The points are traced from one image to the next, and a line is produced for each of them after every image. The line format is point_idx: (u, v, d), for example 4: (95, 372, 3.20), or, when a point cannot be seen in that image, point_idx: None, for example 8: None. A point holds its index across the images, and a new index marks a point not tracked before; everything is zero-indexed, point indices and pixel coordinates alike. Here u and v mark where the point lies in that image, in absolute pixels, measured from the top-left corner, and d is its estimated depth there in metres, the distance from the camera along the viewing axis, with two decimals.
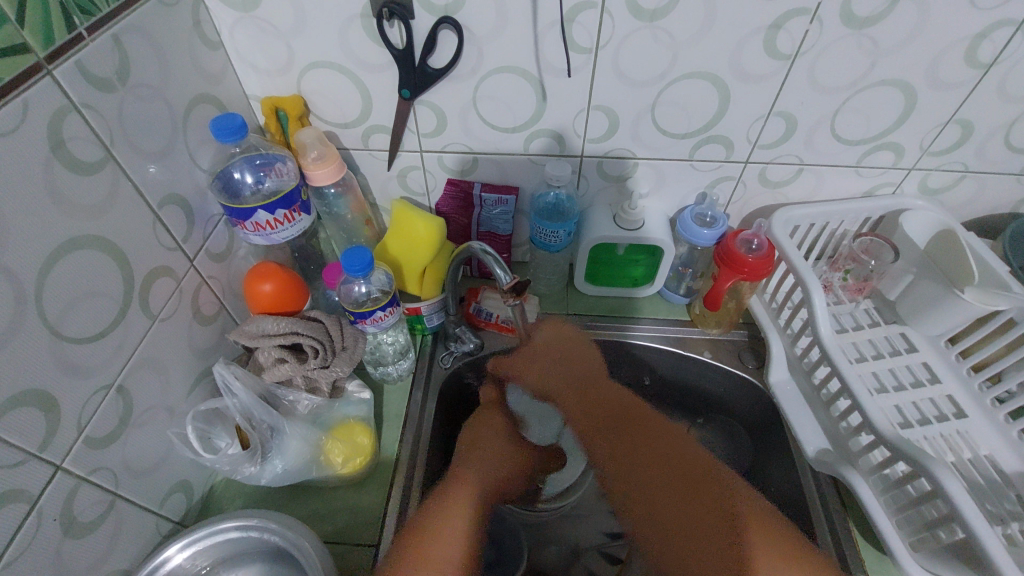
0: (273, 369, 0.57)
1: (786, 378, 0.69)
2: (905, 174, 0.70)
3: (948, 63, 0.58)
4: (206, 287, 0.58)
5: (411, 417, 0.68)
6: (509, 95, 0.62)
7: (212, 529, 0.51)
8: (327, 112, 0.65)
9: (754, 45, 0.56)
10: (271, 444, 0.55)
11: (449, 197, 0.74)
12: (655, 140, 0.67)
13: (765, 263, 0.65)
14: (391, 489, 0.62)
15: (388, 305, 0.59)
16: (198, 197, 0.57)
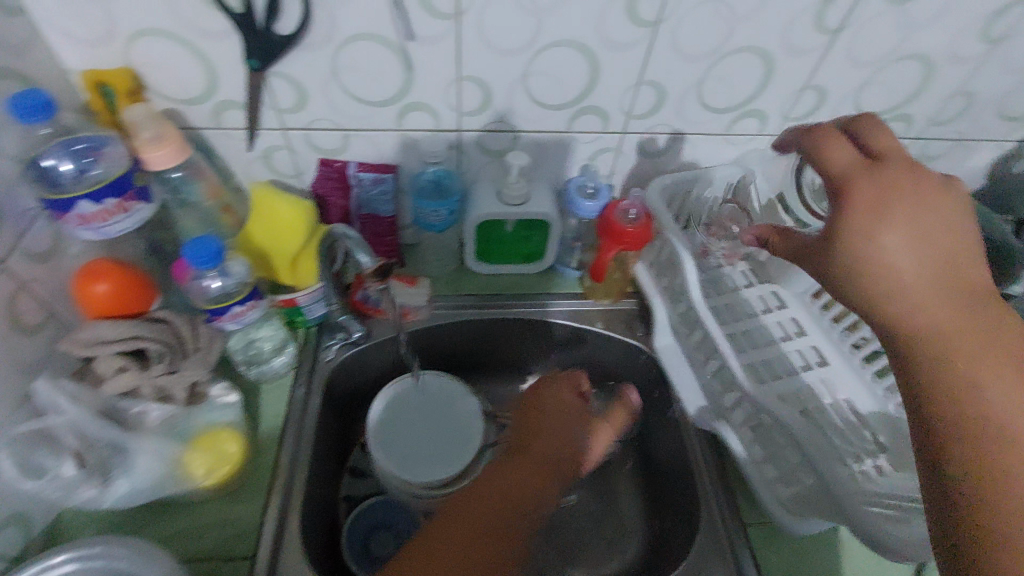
0: (113, 378, 0.51)
1: (671, 343, 0.72)
2: (771, 140, 0.73)
3: (799, 30, 0.60)
4: (24, 292, 0.51)
5: (292, 416, 0.64)
6: (372, 65, 0.58)
7: (42, 566, 0.45)
8: (167, 87, 0.58)
9: (618, 10, 0.56)
10: (114, 462, 0.50)
11: (323, 178, 0.69)
12: (532, 112, 0.65)
13: (643, 232, 0.67)
14: (270, 494, 0.58)
15: (247, 299, 0.55)
16: (3, 188, 0.49)
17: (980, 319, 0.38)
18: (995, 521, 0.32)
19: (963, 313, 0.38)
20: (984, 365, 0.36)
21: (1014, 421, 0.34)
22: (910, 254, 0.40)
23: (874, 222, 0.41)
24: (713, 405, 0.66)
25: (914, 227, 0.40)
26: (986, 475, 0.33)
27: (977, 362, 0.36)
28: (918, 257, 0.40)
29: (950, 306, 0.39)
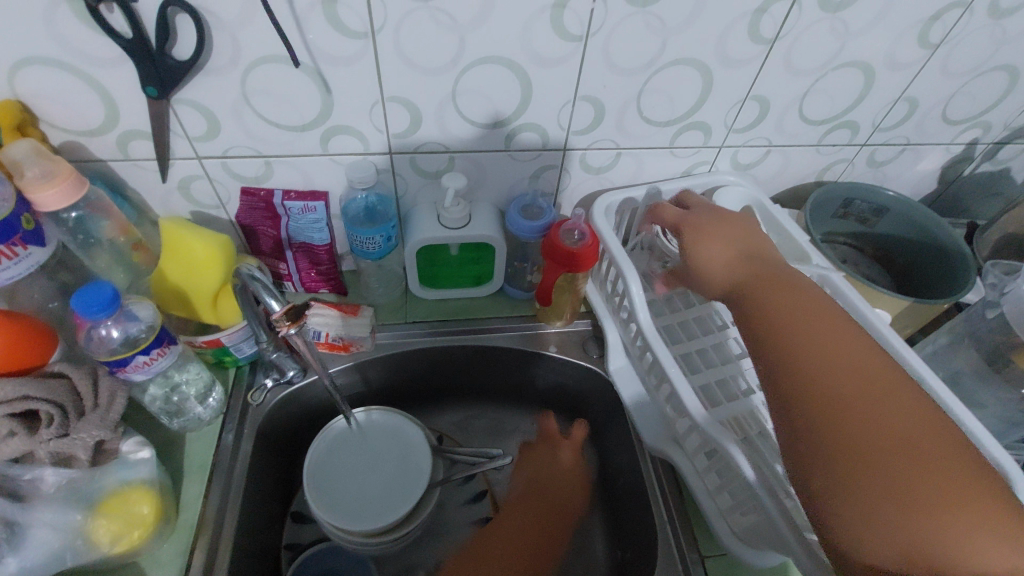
0: (2, 445, 0.46)
1: (624, 365, 0.69)
2: (717, 152, 0.71)
3: (734, 40, 0.58)
4: None
5: (219, 466, 0.59)
6: (286, 89, 0.54)
7: None
8: (62, 119, 0.53)
9: (543, 25, 0.53)
10: (5, 540, 0.44)
11: (248, 208, 0.65)
12: (465, 132, 0.62)
13: (589, 252, 0.63)
14: (192, 554, 0.54)
15: (152, 347, 0.50)
16: None
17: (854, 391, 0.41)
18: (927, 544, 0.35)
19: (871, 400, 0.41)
20: (840, 371, 0.43)
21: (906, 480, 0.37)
22: (728, 270, 0.55)
23: (696, 238, 0.58)
24: (667, 430, 0.63)
25: (726, 239, 0.57)
26: (853, 447, 0.39)
27: (845, 391, 0.41)
28: (728, 270, 0.55)
29: (790, 315, 0.48)
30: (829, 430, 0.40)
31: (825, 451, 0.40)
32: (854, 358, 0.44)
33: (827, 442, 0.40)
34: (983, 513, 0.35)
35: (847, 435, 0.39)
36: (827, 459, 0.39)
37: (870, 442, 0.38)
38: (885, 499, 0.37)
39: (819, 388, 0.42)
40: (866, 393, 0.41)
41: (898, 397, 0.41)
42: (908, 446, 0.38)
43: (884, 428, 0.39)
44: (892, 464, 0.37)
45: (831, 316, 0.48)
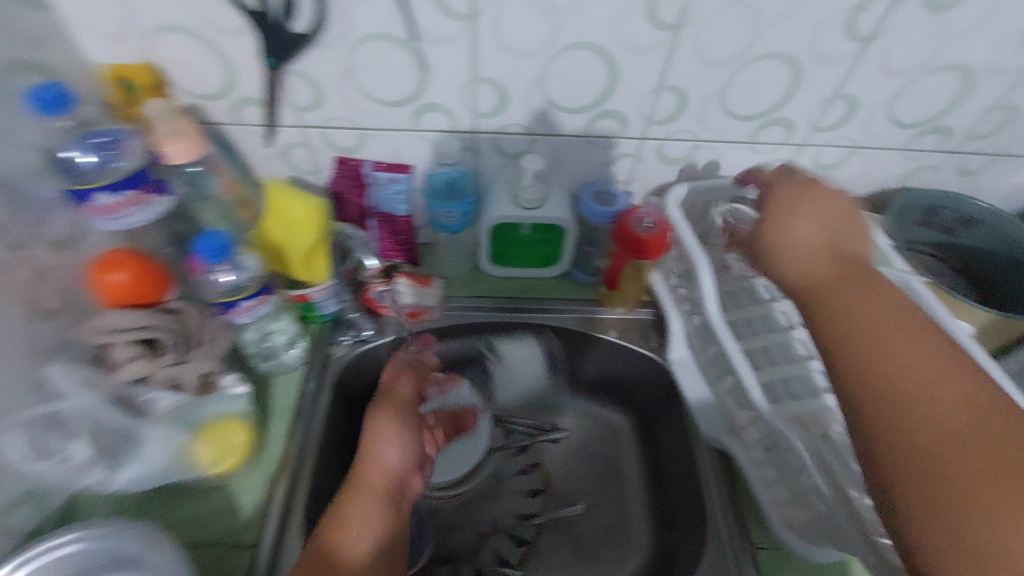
0: (126, 367, 0.51)
1: (685, 355, 0.70)
2: (798, 150, 0.70)
3: (828, 36, 0.57)
4: (43, 279, 0.52)
5: (302, 410, 0.65)
6: (387, 65, 0.58)
7: (49, 546, 0.46)
8: (188, 83, 0.59)
9: (637, 14, 0.54)
10: (125, 448, 0.51)
11: (340, 175, 0.69)
12: (547, 115, 0.64)
13: (658, 241, 0.65)
14: (275, 484, 0.59)
15: (256, 294, 0.56)
16: (25, 177, 0.50)
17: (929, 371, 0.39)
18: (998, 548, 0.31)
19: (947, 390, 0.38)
20: (900, 352, 0.41)
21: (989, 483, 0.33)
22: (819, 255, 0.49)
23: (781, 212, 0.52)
24: (725, 422, 0.64)
25: (816, 219, 0.51)
26: (887, 436, 0.38)
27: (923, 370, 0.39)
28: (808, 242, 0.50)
29: (854, 301, 0.45)
30: (877, 418, 0.39)
31: (868, 436, 0.39)
32: (923, 344, 0.41)
33: (873, 433, 0.39)
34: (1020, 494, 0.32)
35: (894, 423, 0.38)
36: (879, 450, 0.38)
37: (908, 433, 0.37)
38: (946, 498, 0.34)
39: (869, 377, 0.41)
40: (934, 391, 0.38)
41: (973, 396, 0.37)
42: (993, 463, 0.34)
43: (951, 433, 0.36)
44: (936, 447, 0.36)
45: (906, 309, 0.44)
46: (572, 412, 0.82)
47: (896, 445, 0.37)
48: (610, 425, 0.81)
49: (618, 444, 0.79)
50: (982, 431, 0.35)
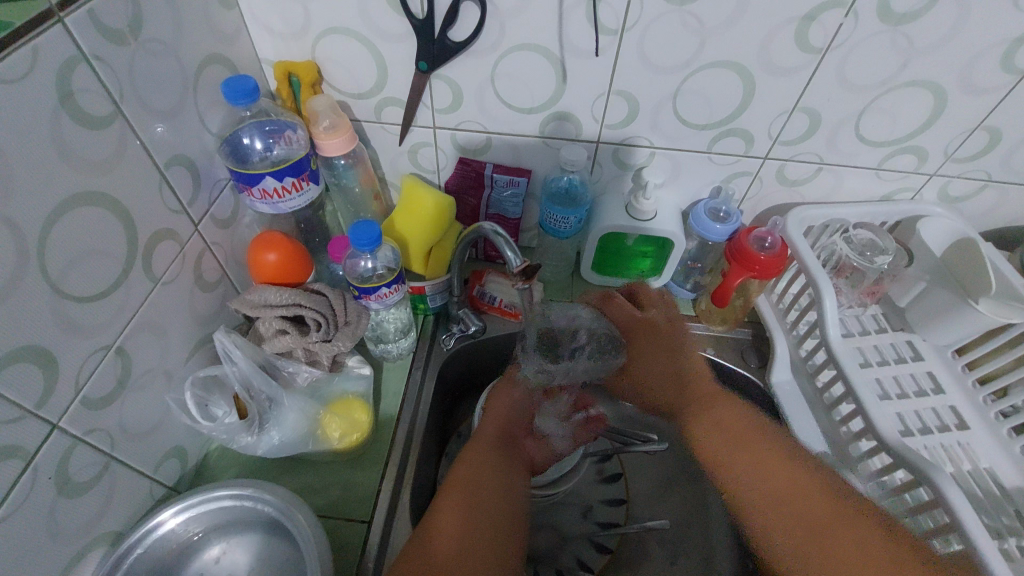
0: (273, 340, 0.57)
1: (789, 379, 0.69)
2: (926, 180, 0.69)
3: (983, 68, 0.56)
4: (209, 252, 0.57)
5: (409, 396, 0.68)
6: (528, 74, 0.61)
7: (206, 496, 0.51)
8: (342, 81, 0.63)
9: (786, 36, 0.55)
10: (269, 415, 0.55)
11: (459, 176, 0.72)
12: (674, 131, 0.65)
13: (777, 261, 0.65)
14: (386, 465, 0.62)
15: (393, 282, 0.59)
16: (205, 160, 0.55)
17: (776, 481, 0.55)
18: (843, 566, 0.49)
19: (750, 473, 0.57)
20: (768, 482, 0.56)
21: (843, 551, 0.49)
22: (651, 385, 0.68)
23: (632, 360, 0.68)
24: (832, 451, 0.62)
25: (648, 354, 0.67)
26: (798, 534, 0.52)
27: (773, 483, 0.55)
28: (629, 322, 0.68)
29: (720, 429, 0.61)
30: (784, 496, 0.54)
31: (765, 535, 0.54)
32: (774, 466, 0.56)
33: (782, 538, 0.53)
34: (834, 508, 0.52)
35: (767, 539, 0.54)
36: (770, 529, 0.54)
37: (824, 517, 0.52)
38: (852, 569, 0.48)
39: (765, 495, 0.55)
40: (833, 517, 0.51)
41: (781, 462, 0.56)
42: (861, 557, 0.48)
43: (851, 560, 0.49)
44: (815, 517, 0.52)
45: (840, 500, 0.52)
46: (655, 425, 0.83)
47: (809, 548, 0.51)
48: None
49: None
50: (844, 523, 0.51)
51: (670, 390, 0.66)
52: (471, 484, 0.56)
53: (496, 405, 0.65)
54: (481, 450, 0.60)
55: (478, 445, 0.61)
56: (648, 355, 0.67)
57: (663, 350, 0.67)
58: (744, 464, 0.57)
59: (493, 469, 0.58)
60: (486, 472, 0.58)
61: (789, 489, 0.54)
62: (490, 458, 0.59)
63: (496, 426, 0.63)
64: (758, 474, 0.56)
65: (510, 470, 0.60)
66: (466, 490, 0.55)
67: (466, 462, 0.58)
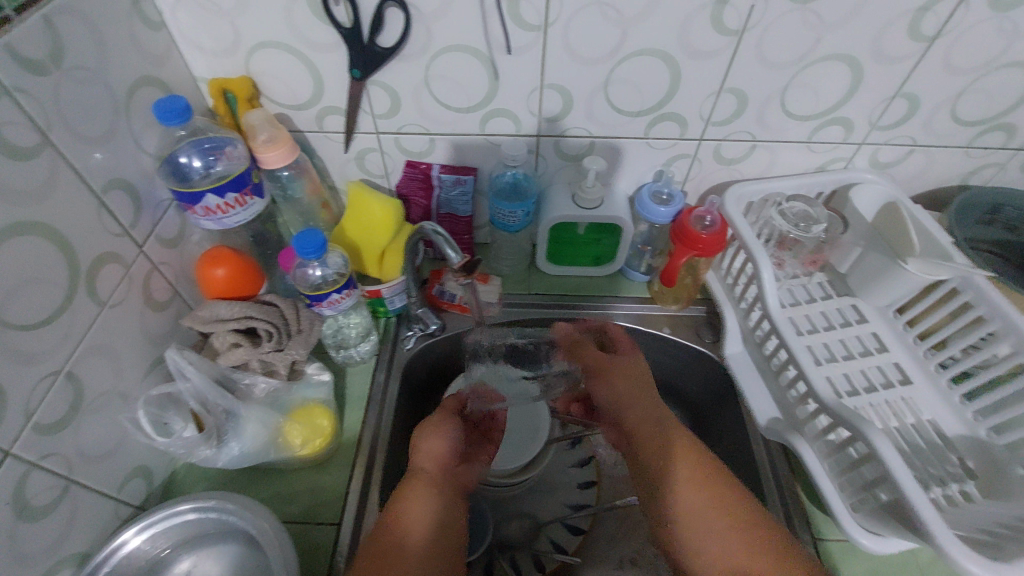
0: (228, 353, 0.58)
1: (741, 350, 0.71)
2: (856, 148, 0.71)
3: (892, 37, 0.58)
4: (157, 272, 0.58)
5: (374, 398, 0.69)
6: (460, 73, 0.62)
7: (168, 512, 0.52)
8: (279, 94, 0.64)
9: (702, 20, 0.57)
10: (227, 427, 0.57)
11: (408, 179, 0.74)
12: (609, 119, 0.67)
13: (718, 239, 0.67)
14: (353, 468, 0.63)
15: (344, 287, 0.60)
16: (145, 182, 0.56)
17: (693, 497, 0.54)
18: (684, 554, 0.54)
19: (695, 496, 0.54)
20: (733, 538, 0.52)
21: (689, 531, 0.54)
22: (637, 420, 0.59)
23: (592, 377, 0.63)
24: (782, 414, 0.65)
25: (631, 395, 0.61)
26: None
27: (698, 500, 0.54)
28: (637, 362, 0.63)
29: (724, 517, 0.53)
30: (715, 503, 0.54)
31: (666, 525, 0.56)
32: (732, 511, 0.53)
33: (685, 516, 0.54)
34: (718, 512, 0.53)
35: (676, 537, 0.55)
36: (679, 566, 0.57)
37: (706, 494, 0.54)
38: (725, 530, 0.52)
39: (692, 526, 0.54)
40: (698, 508, 0.54)
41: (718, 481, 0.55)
42: (715, 524, 0.53)
43: (716, 559, 0.52)
44: (719, 523, 0.53)
45: (735, 501, 0.54)
46: None
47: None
48: None
49: None
50: (722, 502, 0.54)
51: (636, 422, 0.59)
52: (404, 554, 0.50)
53: (430, 432, 0.59)
54: (426, 495, 0.55)
55: (417, 488, 0.55)
56: (631, 385, 0.61)
57: (636, 390, 0.61)
58: (680, 460, 0.56)
59: (431, 510, 0.54)
60: (420, 518, 0.53)
61: (652, 476, 0.57)
62: (430, 508, 0.54)
63: (438, 460, 0.57)
64: (682, 488, 0.55)
65: (449, 508, 0.56)
66: (402, 540, 0.51)
67: (406, 514, 0.53)
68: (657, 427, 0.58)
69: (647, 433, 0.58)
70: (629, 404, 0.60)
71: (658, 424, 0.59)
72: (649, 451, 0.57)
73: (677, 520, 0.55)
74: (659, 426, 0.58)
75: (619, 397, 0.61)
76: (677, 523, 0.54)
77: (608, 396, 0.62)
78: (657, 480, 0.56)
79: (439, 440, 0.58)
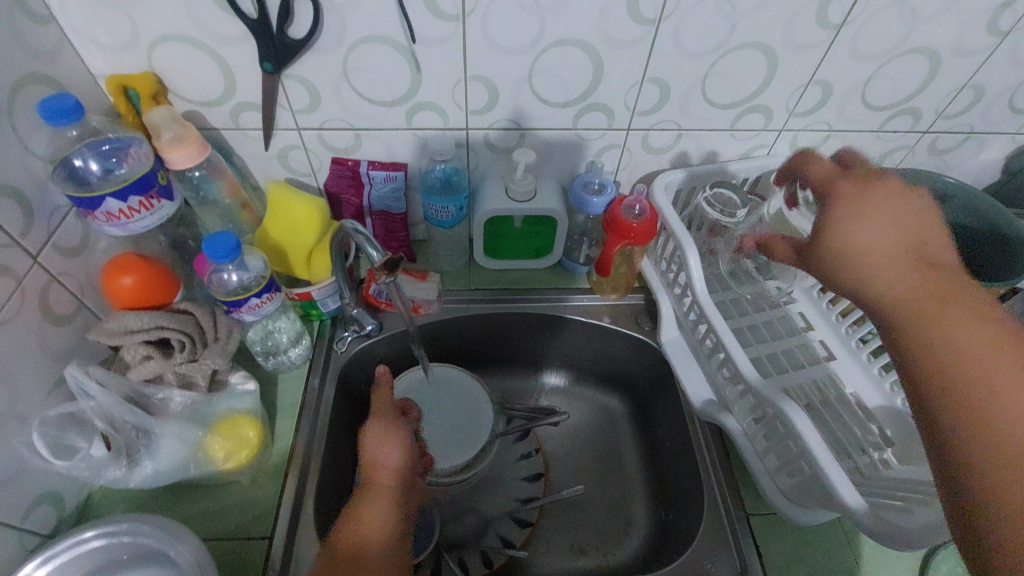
0: (139, 366, 0.55)
1: (676, 336, 0.72)
2: (777, 135, 0.73)
3: (803, 24, 0.60)
4: (57, 284, 0.54)
5: (308, 405, 0.66)
6: (380, 65, 0.60)
7: (74, 540, 0.48)
8: (188, 90, 0.61)
9: (618, 10, 0.57)
10: (140, 445, 0.54)
11: (336, 176, 0.72)
12: (537, 109, 0.66)
13: (648, 226, 0.68)
14: (285, 478, 0.61)
15: (264, 292, 0.58)
16: (36, 187, 0.52)
17: (957, 322, 0.37)
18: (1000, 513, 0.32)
19: (1001, 360, 0.35)
20: (975, 349, 0.35)
21: (998, 413, 0.33)
22: (882, 237, 0.40)
23: (842, 204, 0.43)
24: (715, 396, 0.67)
25: (885, 220, 0.41)
26: (976, 421, 0.34)
27: (962, 338, 0.36)
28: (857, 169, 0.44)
29: (961, 322, 0.37)
30: (919, 293, 0.38)
31: (944, 432, 0.35)
32: (985, 326, 0.36)
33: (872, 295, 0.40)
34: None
35: (996, 447, 0.33)
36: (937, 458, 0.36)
37: (981, 338, 0.36)
38: (1021, 488, 0.32)
39: (955, 367, 0.35)
40: (978, 351, 0.35)
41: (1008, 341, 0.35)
42: (1010, 409, 0.33)
43: (1016, 416, 0.33)
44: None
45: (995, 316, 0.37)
46: (566, 398, 0.85)
47: (1022, 484, 0.31)
48: (606, 412, 0.84)
49: (616, 429, 0.83)
50: (1020, 364, 0.34)
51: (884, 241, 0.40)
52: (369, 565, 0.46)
53: (384, 434, 0.56)
54: (381, 500, 0.52)
55: (373, 495, 0.52)
56: (867, 201, 0.42)
57: (903, 216, 0.41)
58: (946, 302, 0.37)
59: (393, 514, 0.51)
60: (382, 524, 0.50)
61: (953, 366, 0.35)
62: (390, 513, 0.51)
63: (395, 461, 0.55)
64: (951, 334, 0.36)
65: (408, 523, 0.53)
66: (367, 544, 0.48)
67: (364, 520, 0.50)
68: (912, 259, 0.39)
69: (935, 282, 0.39)
70: (865, 251, 0.41)
71: (919, 256, 0.40)
72: (929, 288, 0.38)
73: (949, 395, 0.35)
74: (939, 265, 0.39)
75: (835, 223, 0.42)
76: (934, 374, 0.36)
77: (869, 242, 0.40)
78: (932, 335, 0.37)
79: (393, 443, 0.56)
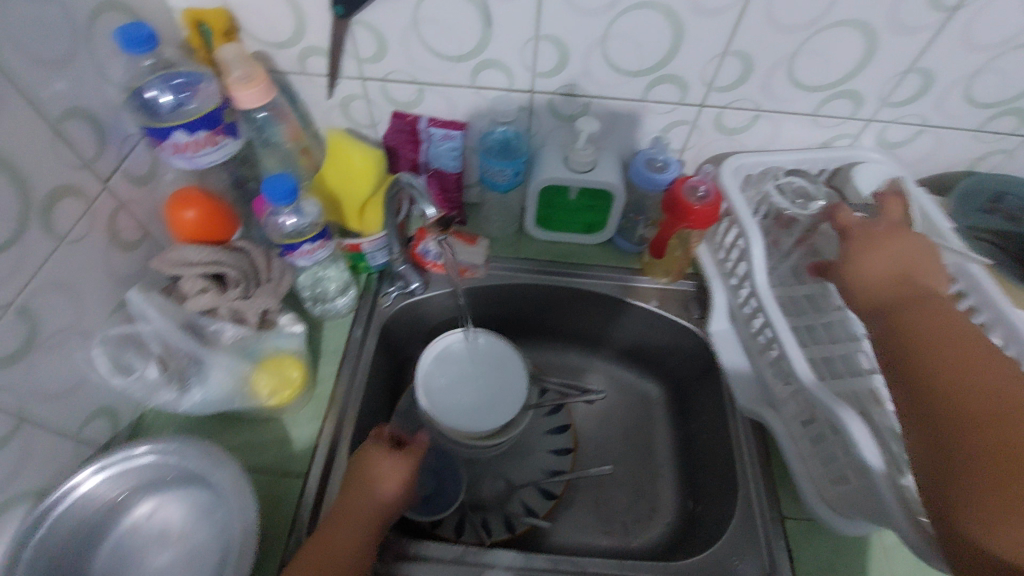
0: (195, 297, 0.56)
1: (726, 327, 0.70)
2: (863, 125, 0.68)
3: (911, 4, 0.55)
4: (124, 210, 0.56)
5: (349, 353, 0.68)
6: (450, 17, 0.58)
7: (126, 454, 0.51)
8: (259, 29, 0.61)
9: None
10: (191, 373, 0.56)
11: (395, 130, 0.70)
12: (607, 77, 0.64)
13: (711, 210, 0.64)
14: (323, 421, 0.62)
15: (316, 238, 0.58)
16: (110, 114, 0.53)
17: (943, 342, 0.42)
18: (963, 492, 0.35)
19: (979, 375, 0.39)
20: (951, 366, 0.40)
21: (959, 405, 0.38)
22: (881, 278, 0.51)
23: (857, 246, 0.55)
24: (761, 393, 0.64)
25: (891, 259, 0.52)
26: (960, 417, 0.38)
27: (943, 347, 0.41)
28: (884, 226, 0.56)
29: (946, 336, 0.42)
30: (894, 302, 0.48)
31: (919, 426, 0.40)
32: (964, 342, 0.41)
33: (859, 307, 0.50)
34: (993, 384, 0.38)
35: (954, 441, 0.37)
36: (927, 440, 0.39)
37: (958, 354, 0.41)
38: (991, 479, 0.34)
39: (929, 370, 0.41)
40: (961, 355, 0.40)
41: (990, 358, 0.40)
42: (984, 411, 0.37)
43: (982, 410, 0.37)
44: (990, 407, 0.37)
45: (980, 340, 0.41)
46: (603, 377, 0.84)
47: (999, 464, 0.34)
48: (643, 396, 0.82)
49: (651, 414, 0.81)
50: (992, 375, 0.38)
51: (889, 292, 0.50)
52: None
53: (388, 470, 0.55)
54: (356, 535, 0.51)
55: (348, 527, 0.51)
56: (876, 243, 0.54)
57: (900, 261, 0.52)
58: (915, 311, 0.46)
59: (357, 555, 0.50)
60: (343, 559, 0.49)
61: (923, 376, 0.41)
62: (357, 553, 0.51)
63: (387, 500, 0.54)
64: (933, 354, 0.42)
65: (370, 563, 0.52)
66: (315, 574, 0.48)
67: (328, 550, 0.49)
68: (921, 303, 0.46)
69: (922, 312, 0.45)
70: (862, 291, 0.52)
71: (913, 295, 0.48)
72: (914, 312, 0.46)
73: (924, 394, 0.40)
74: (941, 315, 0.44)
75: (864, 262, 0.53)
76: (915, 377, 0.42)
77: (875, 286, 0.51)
78: (917, 351, 0.43)
79: (392, 484, 0.54)
